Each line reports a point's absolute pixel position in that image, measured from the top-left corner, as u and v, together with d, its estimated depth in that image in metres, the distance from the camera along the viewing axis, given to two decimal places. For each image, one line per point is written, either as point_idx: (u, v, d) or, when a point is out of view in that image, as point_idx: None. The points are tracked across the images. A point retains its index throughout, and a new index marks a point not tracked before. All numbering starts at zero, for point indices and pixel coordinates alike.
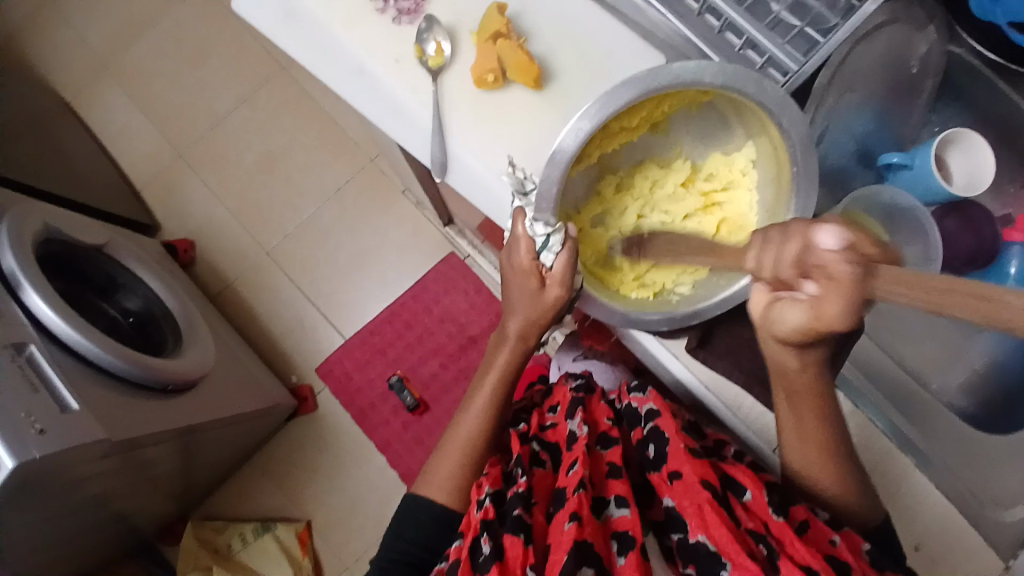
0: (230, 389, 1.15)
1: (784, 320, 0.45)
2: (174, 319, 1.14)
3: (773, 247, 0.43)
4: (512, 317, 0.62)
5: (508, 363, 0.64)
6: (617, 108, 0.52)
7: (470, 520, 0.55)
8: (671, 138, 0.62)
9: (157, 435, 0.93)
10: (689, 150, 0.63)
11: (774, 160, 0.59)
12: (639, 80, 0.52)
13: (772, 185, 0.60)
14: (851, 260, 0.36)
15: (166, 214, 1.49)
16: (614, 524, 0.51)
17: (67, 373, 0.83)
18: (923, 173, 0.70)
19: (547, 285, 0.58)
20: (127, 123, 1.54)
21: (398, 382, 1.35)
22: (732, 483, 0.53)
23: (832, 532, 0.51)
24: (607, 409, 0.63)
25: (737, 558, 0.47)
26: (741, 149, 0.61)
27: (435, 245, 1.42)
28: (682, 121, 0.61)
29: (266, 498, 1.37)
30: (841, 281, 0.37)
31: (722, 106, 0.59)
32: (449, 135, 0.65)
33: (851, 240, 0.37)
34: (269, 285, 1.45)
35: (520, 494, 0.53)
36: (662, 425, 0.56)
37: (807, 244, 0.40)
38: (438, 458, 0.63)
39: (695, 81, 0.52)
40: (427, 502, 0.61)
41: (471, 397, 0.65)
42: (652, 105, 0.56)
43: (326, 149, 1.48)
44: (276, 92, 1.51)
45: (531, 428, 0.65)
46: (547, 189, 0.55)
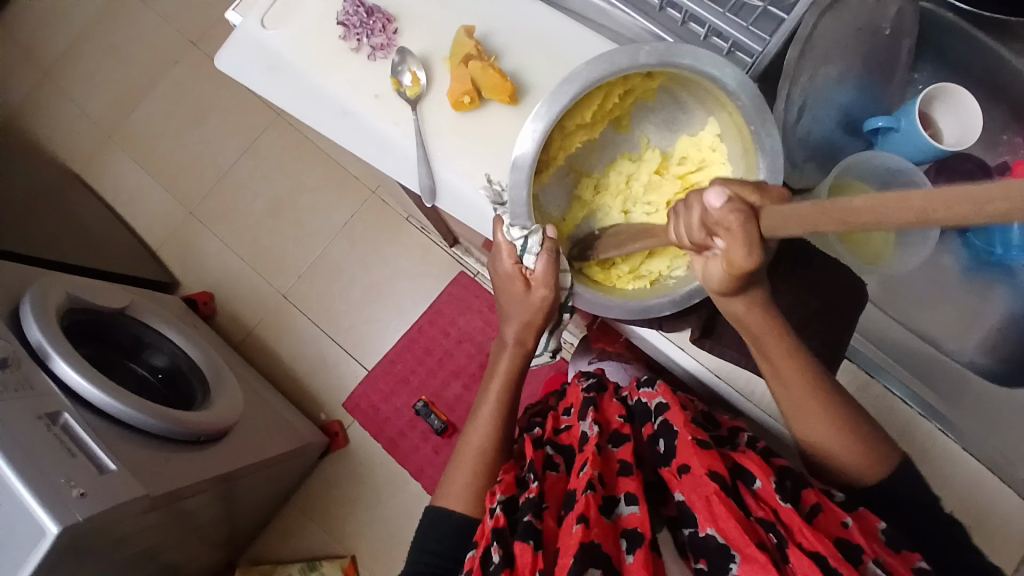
0: (260, 433, 1.17)
1: (714, 275, 0.49)
2: (200, 371, 1.17)
3: (682, 217, 0.45)
4: (508, 324, 0.63)
5: (511, 370, 0.65)
6: (563, 104, 0.54)
7: (484, 527, 0.55)
8: (635, 134, 0.63)
9: (196, 485, 0.96)
10: (655, 139, 0.63)
11: (737, 131, 0.58)
12: (579, 74, 0.53)
13: (742, 157, 0.58)
14: (734, 210, 0.40)
15: (184, 270, 1.53)
16: (624, 523, 0.50)
17: (100, 435, 0.86)
18: (911, 133, 0.70)
19: (532, 286, 0.60)
20: (138, 188, 1.59)
21: (424, 408, 1.37)
22: (742, 472, 0.53)
23: (844, 514, 0.50)
24: (619, 407, 0.63)
25: (746, 550, 0.46)
26: (705, 126, 0.60)
27: (445, 267, 1.44)
28: (642, 115, 0.62)
29: (309, 536, 1.39)
30: (733, 232, 0.40)
31: (674, 88, 0.60)
32: (434, 160, 0.67)
33: (733, 195, 0.41)
34: (289, 326, 1.48)
35: (531, 500, 0.53)
36: (672, 418, 0.57)
37: (702, 208, 0.43)
38: (452, 466, 0.63)
39: (631, 65, 0.53)
40: (446, 512, 0.60)
41: (480, 405, 0.65)
42: (604, 97, 0.57)
43: (329, 187, 1.51)
44: (275, 140, 1.55)
45: (545, 431, 0.65)
46: (518, 194, 0.56)
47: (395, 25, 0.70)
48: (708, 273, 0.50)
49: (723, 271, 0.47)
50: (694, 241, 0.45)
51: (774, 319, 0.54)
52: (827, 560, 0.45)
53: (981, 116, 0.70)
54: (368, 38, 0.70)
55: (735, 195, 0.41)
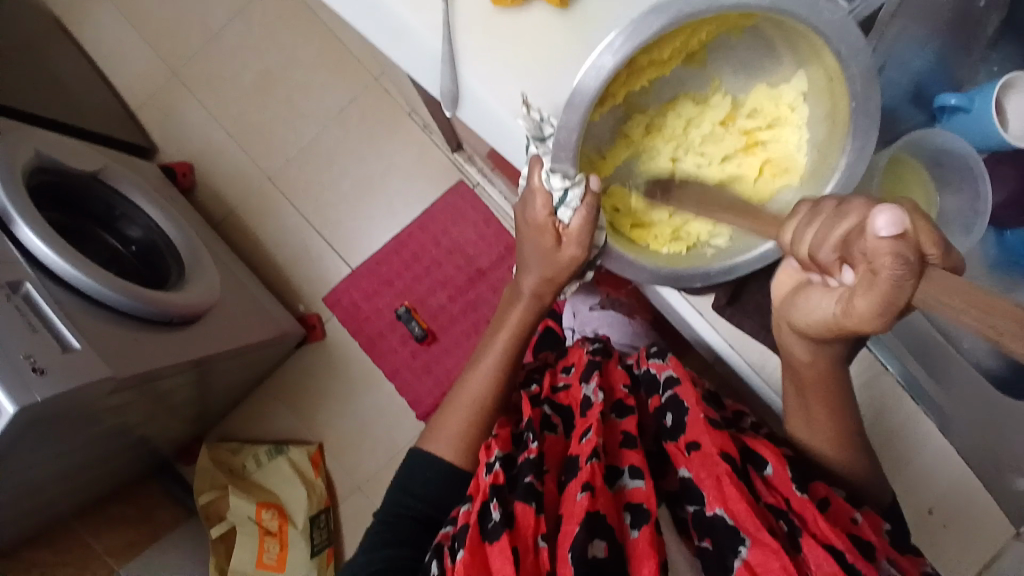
0: (237, 319, 1.13)
1: (806, 306, 0.47)
2: (177, 250, 1.10)
3: (820, 223, 0.41)
4: (526, 274, 0.63)
5: (521, 322, 0.65)
6: (644, 39, 0.45)
7: (479, 483, 0.58)
8: (707, 70, 0.55)
9: (169, 368, 0.93)
10: (729, 83, 0.55)
11: (828, 92, 0.52)
12: (673, 5, 0.44)
13: (825, 123, 0.54)
14: (901, 252, 0.34)
15: (163, 134, 1.42)
16: (628, 495, 0.55)
17: (67, 310, 0.81)
18: (980, 118, 0.64)
19: (563, 242, 0.57)
20: (114, 34, 1.43)
21: (406, 313, 1.34)
22: (754, 457, 0.56)
23: (853, 510, 0.54)
24: (624, 375, 0.68)
25: (757, 534, 0.49)
26: (791, 80, 0.54)
27: (444, 172, 1.36)
28: (723, 52, 0.53)
29: (280, 421, 1.39)
30: (880, 282, 0.34)
31: (768, 31, 0.50)
32: (460, 64, 0.59)
33: (909, 229, 0.35)
34: (272, 211, 1.40)
35: (531, 462, 0.57)
36: (681, 395, 0.60)
37: (861, 223, 0.37)
38: (446, 410, 0.65)
39: (738, 4, 0.45)
40: (435, 458, 0.63)
41: (483, 352, 0.66)
42: (688, 34, 0.49)
43: (326, 65, 1.38)
44: (271, 2, 1.39)
45: (543, 390, 0.70)
46: (566, 136, 0.49)
47: None
48: (803, 300, 0.47)
49: (826, 307, 0.44)
50: (820, 259, 0.40)
51: (833, 372, 0.54)
52: (843, 555, 0.49)
53: None
54: None
55: (910, 235, 0.35)
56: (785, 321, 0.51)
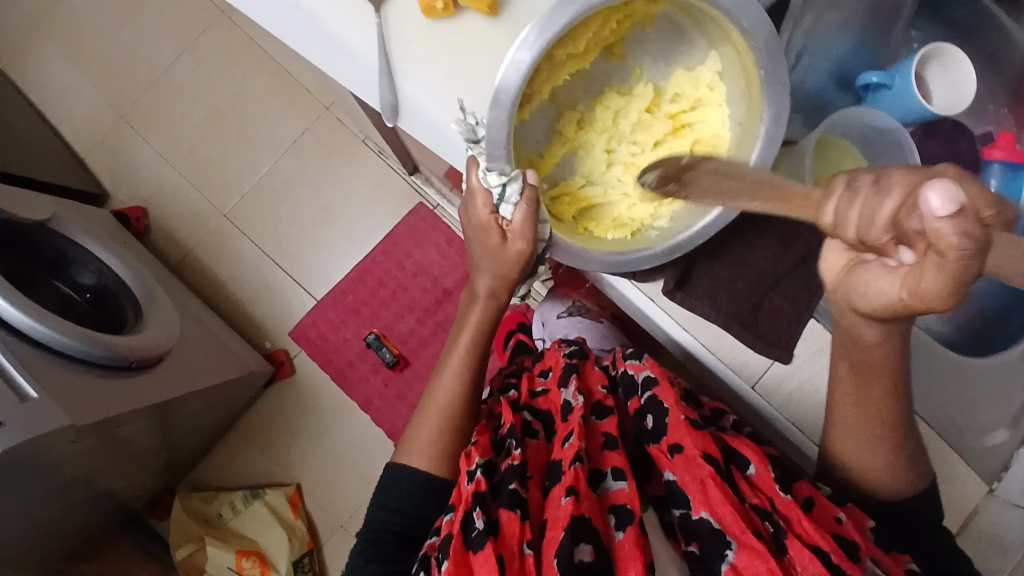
0: (201, 359, 1.11)
1: (868, 291, 0.39)
2: (132, 293, 1.07)
3: (857, 206, 0.33)
4: (480, 275, 0.62)
5: (482, 322, 0.65)
6: (557, 31, 0.47)
7: (461, 493, 0.56)
8: (627, 63, 0.58)
9: (132, 413, 0.91)
10: (649, 71, 0.58)
11: (741, 69, 0.55)
12: None
13: (742, 99, 0.56)
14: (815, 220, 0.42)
15: (115, 181, 1.40)
16: (612, 497, 0.54)
17: (23, 357, 0.79)
18: (903, 92, 0.67)
19: (508, 238, 0.58)
20: (61, 84, 1.43)
21: (375, 340, 1.33)
22: (735, 457, 0.56)
23: (837, 509, 0.53)
24: (601, 376, 0.68)
25: (743, 537, 0.49)
26: (705, 62, 0.56)
27: (402, 196, 1.37)
28: (637, 43, 0.57)
29: (253, 464, 1.36)
30: (949, 257, 0.29)
31: (677, 13, 0.55)
32: (398, 74, 0.60)
33: (966, 200, 0.28)
34: (232, 249, 1.38)
35: (514, 469, 0.56)
36: (661, 395, 0.60)
37: (904, 204, 0.31)
38: (415, 421, 0.64)
39: None
40: (410, 471, 0.61)
41: (449, 354, 0.66)
42: (600, 24, 0.51)
43: (277, 99, 1.39)
44: (218, 40, 1.40)
45: (521, 395, 0.69)
46: (497, 133, 0.51)
47: None
48: (861, 284, 0.39)
49: (891, 290, 0.37)
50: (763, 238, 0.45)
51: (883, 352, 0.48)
52: (828, 555, 0.48)
53: (973, 83, 0.68)
54: None
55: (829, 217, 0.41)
56: (848, 307, 0.42)
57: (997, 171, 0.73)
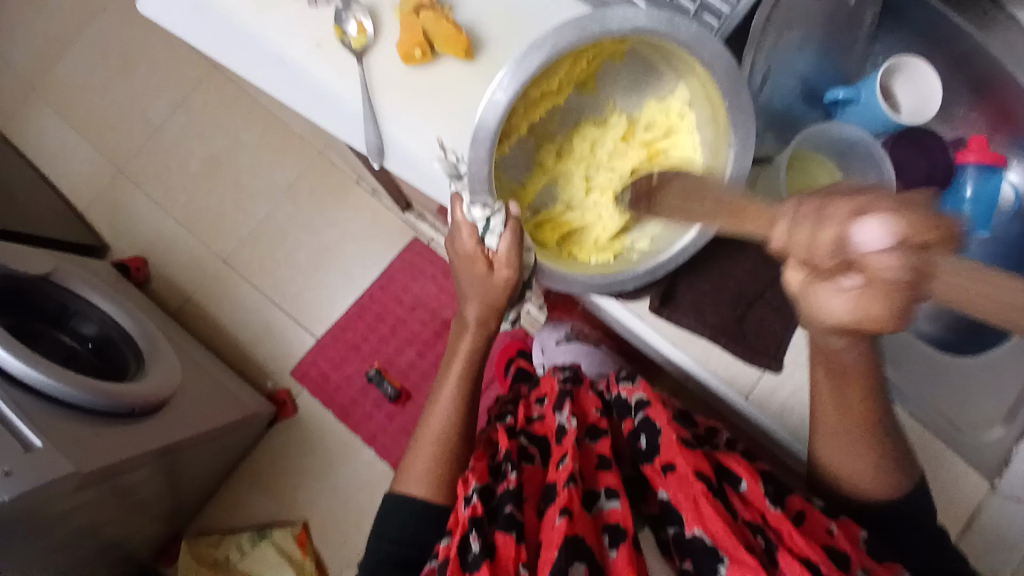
0: (204, 402, 1.12)
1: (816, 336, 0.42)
2: (134, 341, 1.09)
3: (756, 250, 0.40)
4: (468, 303, 0.64)
5: (473, 350, 0.66)
6: (529, 74, 0.50)
7: (458, 516, 0.57)
8: (601, 96, 0.61)
9: (136, 459, 0.91)
10: (622, 103, 0.61)
11: (707, 98, 0.56)
12: (548, 39, 0.50)
13: (711, 125, 0.57)
14: (901, 268, 0.28)
15: (114, 232, 1.43)
16: (606, 517, 0.55)
17: (27, 409, 0.80)
18: (869, 107, 0.70)
19: (495, 267, 0.59)
20: (61, 142, 1.47)
21: (376, 374, 1.34)
22: (728, 474, 0.58)
23: (829, 521, 0.55)
24: (596, 401, 0.69)
25: (735, 552, 0.50)
26: (674, 92, 0.58)
27: (397, 231, 1.39)
28: (609, 78, 0.60)
29: (259, 506, 1.35)
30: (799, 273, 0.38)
31: (647, 53, 0.57)
32: (383, 119, 0.63)
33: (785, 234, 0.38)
34: (231, 293, 1.41)
35: (511, 491, 0.56)
36: (652, 416, 0.61)
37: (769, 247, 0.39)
38: (413, 450, 0.65)
39: (600, 29, 0.50)
40: (407, 498, 0.62)
41: (442, 382, 0.67)
42: (570, 65, 0.54)
43: (270, 145, 1.43)
44: (211, 92, 1.45)
45: (517, 422, 0.70)
46: (478, 170, 0.53)
47: None
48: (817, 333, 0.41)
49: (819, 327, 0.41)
50: (811, 269, 0.33)
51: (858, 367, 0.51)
52: (817, 565, 0.50)
53: (938, 87, 0.71)
54: None
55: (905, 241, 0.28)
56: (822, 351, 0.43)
57: (971, 175, 0.75)
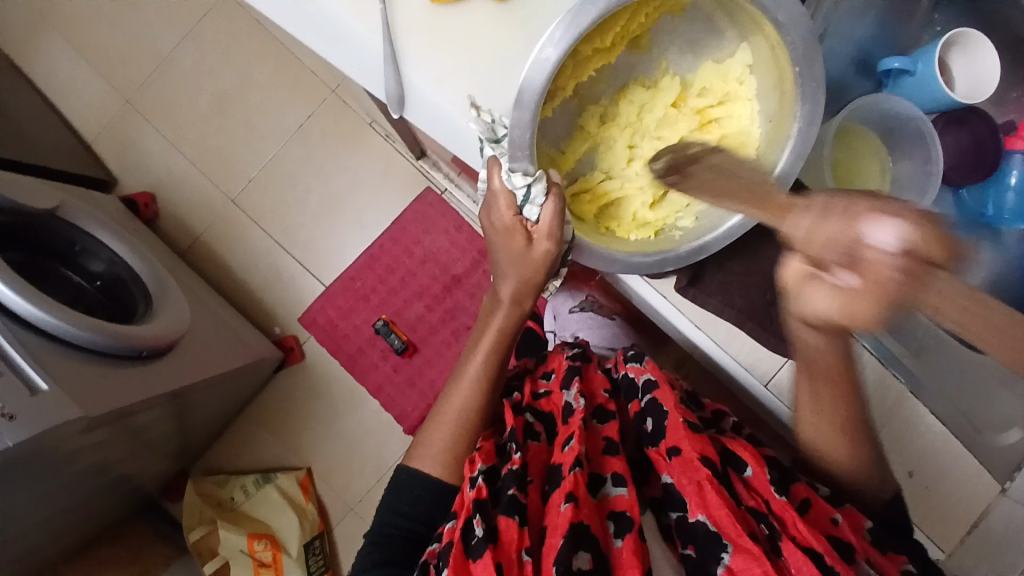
0: (212, 347, 1.11)
1: (810, 307, 0.38)
2: (142, 282, 1.07)
3: (826, 223, 0.36)
4: (502, 281, 0.62)
5: (504, 327, 0.64)
6: (582, 29, 0.46)
7: (463, 499, 0.56)
8: (653, 55, 0.56)
9: (144, 402, 0.91)
10: (676, 63, 0.56)
11: (774, 64, 0.53)
12: None
13: (774, 92, 0.55)
14: (902, 269, 0.33)
15: (122, 167, 1.40)
16: (612, 504, 0.54)
17: (34, 350, 0.79)
18: (926, 80, 0.65)
19: (534, 240, 0.57)
20: (65, 69, 1.42)
21: (384, 326, 1.33)
22: (733, 459, 0.56)
23: (834, 510, 0.53)
24: (604, 380, 0.67)
25: (738, 540, 0.49)
26: (736, 54, 0.55)
27: (410, 182, 1.36)
28: (664, 33, 0.55)
29: (264, 449, 1.37)
30: (881, 284, 0.34)
31: (708, 5, 0.53)
32: (405, 64, 0.58)
33: (912, 240, 0.33)
34: (240, 235, 1.38)
35: (514, 473, 0.55)
36: (661, 398, 0.60)
37: (853, 234, 0.35)
38: (429, 425, 0.64)
39: None
40: (420, 473, 0.62)
41: (468, 355, 0.65)
42: (624, 21, 0.50)
43: (282, 84, 1.37)
44: (222, 24, 1.38)
45: (523, 397, 0.68)
46: (520, 134, 0.50)
47: None
48: (805, 301, 0.38)
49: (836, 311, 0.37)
50: (815, 257, 0.37)
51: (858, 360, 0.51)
52: (822, 557, 0.48)
53: (997, 68, 0.67)
54: None
55: (915, 248, 0.33)
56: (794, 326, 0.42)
57: (1018, 162, 0.71)
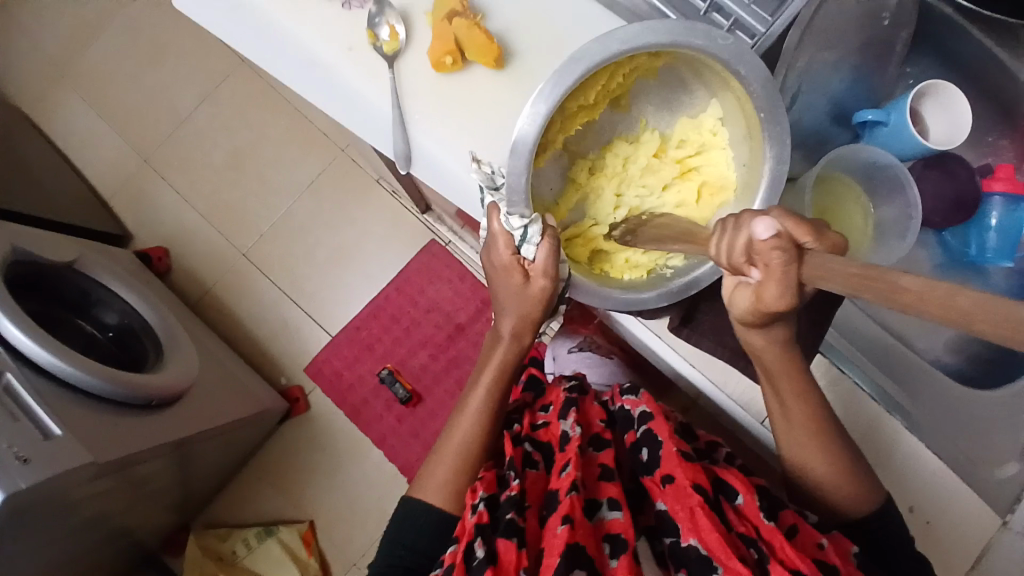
0: (218, 396, 1.13)
1: (742, 306, 0.49)
2: (153, 332, 1.10)
3: (727, 236, 0.45)
4: (503, 317, 0.63)
5: (503, 364, 0.65)
6: (568, 86, 0.51)
7: (463, 524, 0.58)
8: (633, 113, 0.61)
9: (152, 450, 0.92)
10: (654, 120, 0.62)
11: (743, 116, 0.58)
12: (588, 53, 0.51)
13: (745, 141, 0.59)
14: (780, 249, 0.40)
15: (137, 223, 1.45)
16: (608, 526, 0.55)
17: (48, 397, 0.81)
18: (899, 128, 0.69)
19: (531, 277, 0.59)
20: (88, 131, 1.49)
21: (389, 376, 1.34)
22: (724, 487, 0.57)
23: (819, 535, 0.54)
24: (600, 411, 0.69)
25: (728, 562, 0.50)
26: (707, 108, 0.60)
27: (416, 233, 1.40)
28: (642, 93, 0.60)
29: (267, 502, 1.36)
30: (774, 269, 0.41)
31: (680, 67, 0.58)
32: (410, 123, 0.64)
33: (783, 229, 0.41)
34: (249, 287, 1.42)
35: (513, 499, 0.56)
36: (655, 429, 0.61)
37: (747, 236, 0.43)
38: (432, 458, 0.64)
39: (642, 42, 0.51)
40: (423, 506, 0.62)
41: (469, 390, 0.66)
42: (605, 79, 0.55)
43: (295, 143, 1.44)
44: (239, 88, 1.46)
45: (523, 428, 0.69)
46: (516, 181, 0.55)
47: None
48: (737, 301, 0.49)
49: (752, 304, 0.47)
50: (732, 264, 0.45)
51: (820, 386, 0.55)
52: None
53: (969, 116, 0.70)
54: None
55: (786, 233, 0.41)
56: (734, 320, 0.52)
57: (997, 204, 0.74)
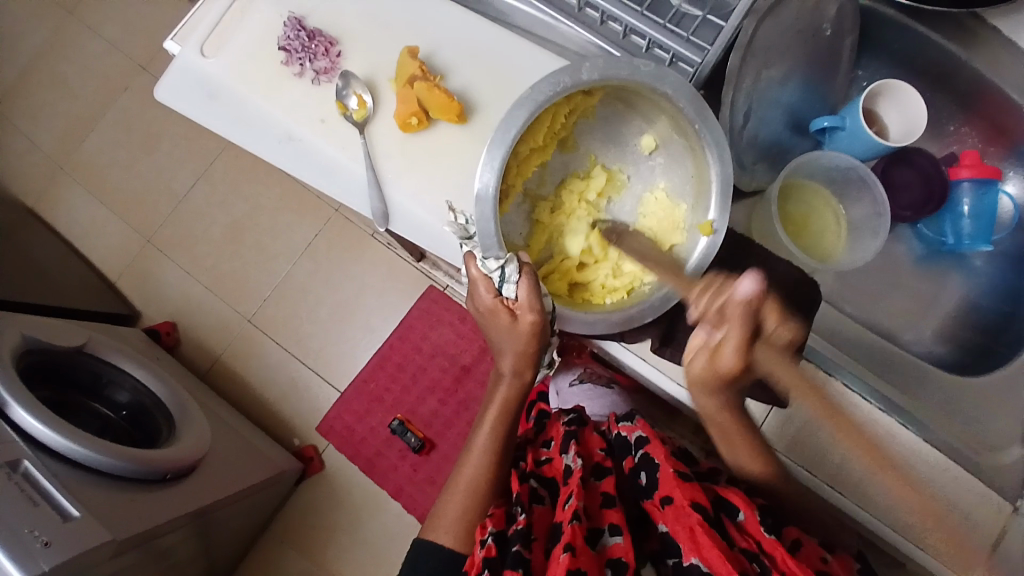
0: (231, 462, 1.14)
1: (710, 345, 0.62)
2: (165, 407, 1.13)
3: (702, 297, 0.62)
4: (503, 355, 0.65)
5: (508, 399, 0.67)
6: (517, 129, 0.58)
7: (474, 558, 0.60)
8: (580, 151, 0.69)
9: (170, 522, 0.93)
10: (602, 154, 0.69)
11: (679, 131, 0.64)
12: (530, 98, 0.58)
13: (689, 156, 0.65)
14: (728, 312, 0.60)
15: (144, 301, 1.50)
16: (609, 552, 0.56)
17: (65, 480, 0.84)
18: (856, 131, 0.72)
19: (517, 314, 0.61)
20: (92, 219, 1.55)
21: (400, 426, 1.36)
22: (725, 505, 0.59)
23: (824, 550, 0.58)
24: (600, 440, 0.70)
25: None
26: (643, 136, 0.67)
27: (413, 282, 1.43)
28: (586, 132, 0.68)
29: (290, 565, 1.36)
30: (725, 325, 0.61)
31: (613, 103, 0.66)
32: (386, 183, 0.68)
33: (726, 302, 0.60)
34: (256, 352, 1.45)
35: (520, 532, 0.58)
36: (652, 452, 0.62)
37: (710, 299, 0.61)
38: (442, 499, 0.66)
39: (574, 82, 0.59)
40: (435, 545, 0.63)
41: (477, 429, 0.68)
42: (549, 120, 0.62)
43: (289, 209, 1.49)
44: (231, 164, 1.52)
45: (528, 465, 0.71)
46: (487, 227, 0.58)
47: (338, 48, 0.71)
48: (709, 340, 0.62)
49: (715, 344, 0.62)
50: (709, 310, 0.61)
51: None
52: None
53: (925, 109, 0.73)
54: (311, 62, 0.70)
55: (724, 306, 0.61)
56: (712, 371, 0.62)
57: (967, 190, 0.75)
